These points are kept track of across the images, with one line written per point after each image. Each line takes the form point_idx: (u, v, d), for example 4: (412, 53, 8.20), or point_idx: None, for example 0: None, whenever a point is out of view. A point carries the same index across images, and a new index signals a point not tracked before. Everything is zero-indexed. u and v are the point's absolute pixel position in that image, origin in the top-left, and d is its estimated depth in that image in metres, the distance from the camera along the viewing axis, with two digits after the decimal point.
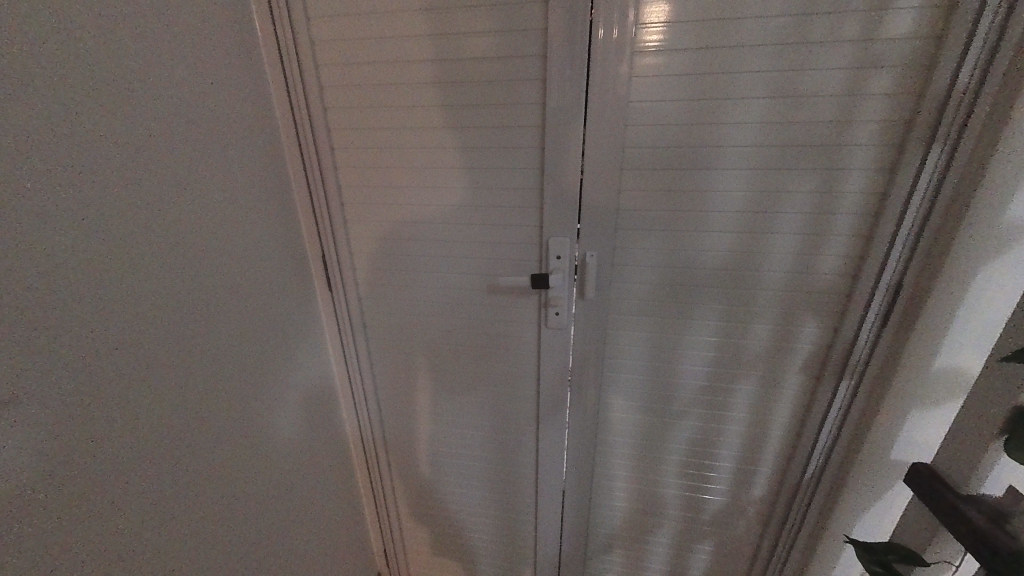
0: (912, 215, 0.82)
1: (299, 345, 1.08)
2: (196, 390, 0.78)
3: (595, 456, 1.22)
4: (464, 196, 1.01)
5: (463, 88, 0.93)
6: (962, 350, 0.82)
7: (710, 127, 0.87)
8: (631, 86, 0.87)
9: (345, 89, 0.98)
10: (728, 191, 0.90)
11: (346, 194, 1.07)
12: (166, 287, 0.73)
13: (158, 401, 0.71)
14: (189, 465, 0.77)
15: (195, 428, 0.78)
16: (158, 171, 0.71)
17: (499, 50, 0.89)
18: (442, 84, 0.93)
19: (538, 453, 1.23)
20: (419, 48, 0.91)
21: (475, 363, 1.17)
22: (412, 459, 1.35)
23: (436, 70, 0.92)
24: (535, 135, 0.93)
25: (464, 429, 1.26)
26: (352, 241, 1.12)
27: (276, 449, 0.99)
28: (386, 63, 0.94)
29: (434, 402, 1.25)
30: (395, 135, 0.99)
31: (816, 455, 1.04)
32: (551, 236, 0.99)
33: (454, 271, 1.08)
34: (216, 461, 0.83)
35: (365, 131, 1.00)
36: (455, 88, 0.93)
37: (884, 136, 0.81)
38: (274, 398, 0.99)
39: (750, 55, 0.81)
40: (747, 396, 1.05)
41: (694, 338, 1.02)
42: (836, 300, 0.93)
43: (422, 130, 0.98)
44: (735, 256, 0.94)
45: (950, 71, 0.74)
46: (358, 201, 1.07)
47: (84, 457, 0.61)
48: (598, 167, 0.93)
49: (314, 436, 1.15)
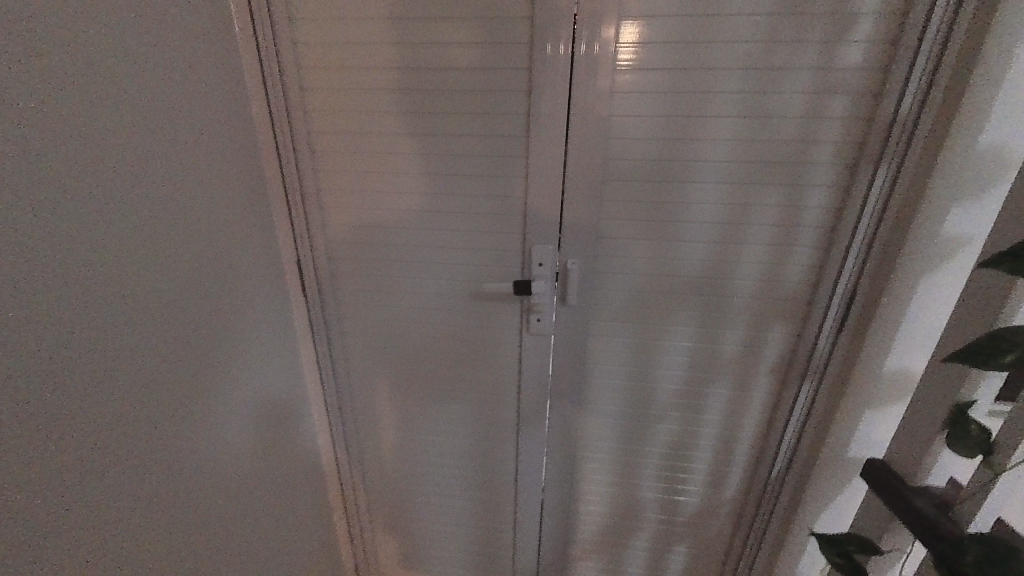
0: (864, 229, 0.90)
1: (273, 353, 1.04)
2: (167, 399, 0.74)
3: (575, 462, 1.23)
4: (448, 202, 1.01)
5: (448, 97, 0.94)
6: (908, 353, 0.89)
7: (685, 143, 0.92)
8: (612, 100, 0.91)
9: (327, 91, 0.96)
10: (703, 203, 0.95)
11: (324, 196, 1.05)
12: (139, 289, 0.68)
13: (127, 412, 0.67)
14: (158, 480, 0.72)
15: (165, 443, 0.73)
16: (134, 168, 0.67)
17: (485, 60, 0.90)
18: (428, 91, 0.94)
19: (518, 460, 1.23)
20: (405, 54, 0.91)
21: (456, 371, 1.16)
22: (388, 469, 1.32)
23: (422, 76, 0.93)
24: (520, 145, 0.95)
25: (443, 437, 1.25)
26: (330, 247, 1.09)
27: (247, 463, 0.94)
28: (369, 67, 0.93)
29: (412, 410, 1.23)
30: (377, 139, 0.99)
31: (783, 454, 1.09)
32: (534, 244, 1.00)
33: (436, 279, 1.08)
34: (187, 476, 0.78)
35: (346, 134, 0.99)
36: (440, 96, 0.94)
37: (839, 157, 0.89)
38: (246, 409, 0.94)
39: (722, 77, 0.87)
40: (719, 399, 1.10)
41: (671, 344, 1.06)
42: (799, 307, 0.99)
43: (406, 136, 0.98)
44: (708, 265, 0.99)
45: (894, 100, 0.82)
46: (336, 205, 1.05)
47: (44, 473, 0.56)
48: (579, 176, 0.96)
49: (286, 448, 1.10)
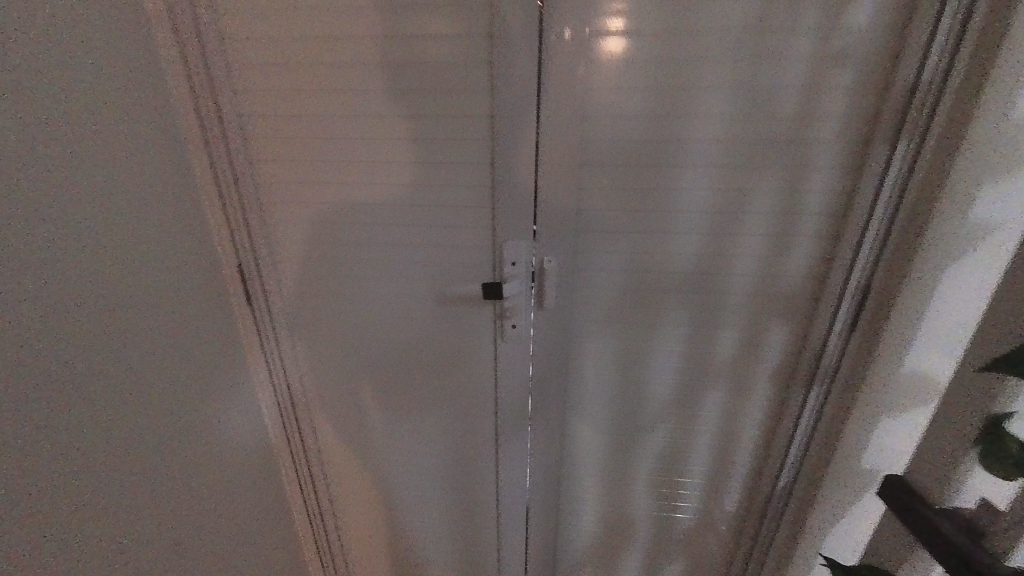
0: (880, 216, 0.78)
1: (221, 374, 0.89)
2: (74, 438, 0.60)
3: (561, 477, 1.13)
4: (406, 194, 0.88)
5: (399, 72, 0.81)
6: (928, 353, 0.79)
7: (674, 120, 0.80)
8: (586, 72, 0.79)
9: (259, 69, 0.83)
10: (695, 190, 0.84)
11: (265, 190, 0.91)
12: (29, 303, 0.55)
13: (8, 461, 0.52)
14: (61, 540, 0.58)
15: (76, 494, 0.60)
16: (20, 151, 0.54)
17: (439, 26, 0.77)
18: (376, 66, 0.81)
19: (499, 483, 1.10)
20: (348, 23, 0.79)
21: (427, 384, 1.04)
22: (354, 501, 1.17)
23: (367, 49, 0.80)
24: (484, 126, 0.82)
25: (415, 462, 1.11)
26: (273, 249, 0.95)
27: (196, 500, 0.81)
28: (304, 39, 0.81)
29: (377, 431, 1.10)
30: (320, 123, 0.86)
31: (788, 465, 0.99)
32: (505, 240, 0.87)
33: (398, 281, 0.95)
34: (106, 527, 0.65)
35: (287, 118, 0.86)
36: (392, 71, 0.81)
37: (847, 133, 0.77)
38: (192, 440, 0.80)
39: (714, 42, 0.75)
40: (716, 407, 0.99)
41: (662, 348, 0.95)
42: (803, 304, 0.89)
43: (353, 119, 0.85)
44: (702, 260, 0.88)
45: (914, 63, 0.71)
46: (278, 201, 0.92)
47: None
48: (554, 161, 0.84)
49: (246, 484, 0.96)
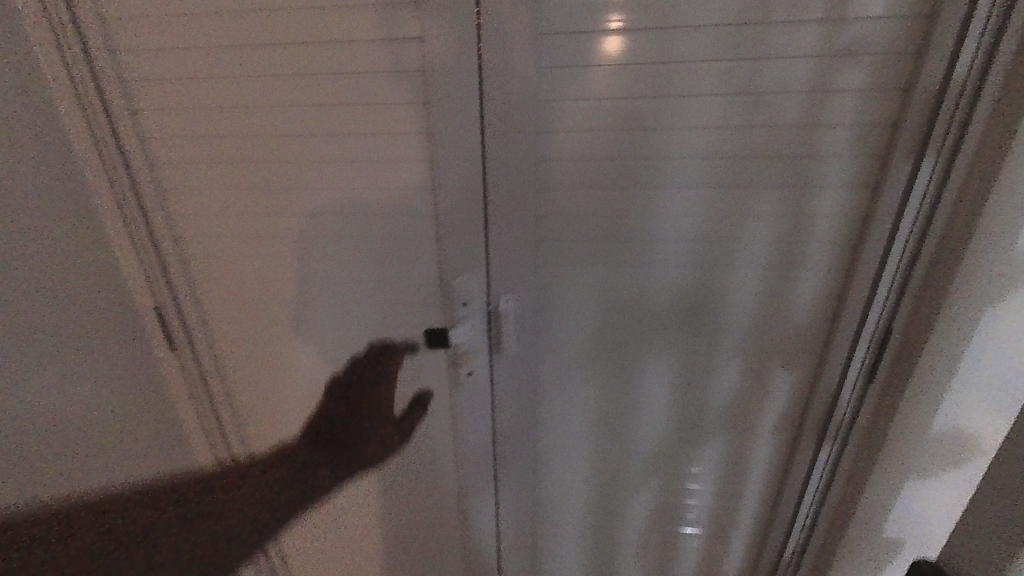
0: (902, 244, 0.65)
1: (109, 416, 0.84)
2: None
3: (535, 539, 0.99)
4: (340, 224, 0.77)
5: (321, 84, 0.70)
6: (967, 409, 0.65)
7: (649, 134, 0.67)
8: (540, 79, 0.66)
9: (179, 85, 0.75)
10: (676, 218, 0.70)
11: (184, 224, 0.81)
12: None
13: None
14: None
15: None
16: None
17: (364, 31, 0.66)
18: (298, 78, 0.70)
19: (464, 554, 0.95)
20: (261, 31, 0.67)
21: (374, 442, 0.90)
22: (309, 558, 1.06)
23: (285, 60, 0.70)
24: (421, 145, 0.70)
25: (368, 523, 0.98)
26: (202, 281, 0.87)
27: None
28: (218, 51, 0.71)
29: (324, 488, 0.97)
30: (245, 143, 0.76)
31: (796, 531, 0.85)
32: (453, 277, 0.74)
33: (336, 326, 0.83)
34: None
35: (206, 137, 0.77)
36: (313, 87, 0.69)
37: (860, 146, 0.64)
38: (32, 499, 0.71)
39: (694, 40, 0.62)
40: (711, 462, 0.85)
41: (645, 398, 0.82)
42: (813, 348, 0.75)
43: (279, 139, 0.74)
44: (689, 296, 0.74)
45: (943, 60, 0.57)
46: (206, 229, 0.83)
47: None
48: (507, 188, 0.70)
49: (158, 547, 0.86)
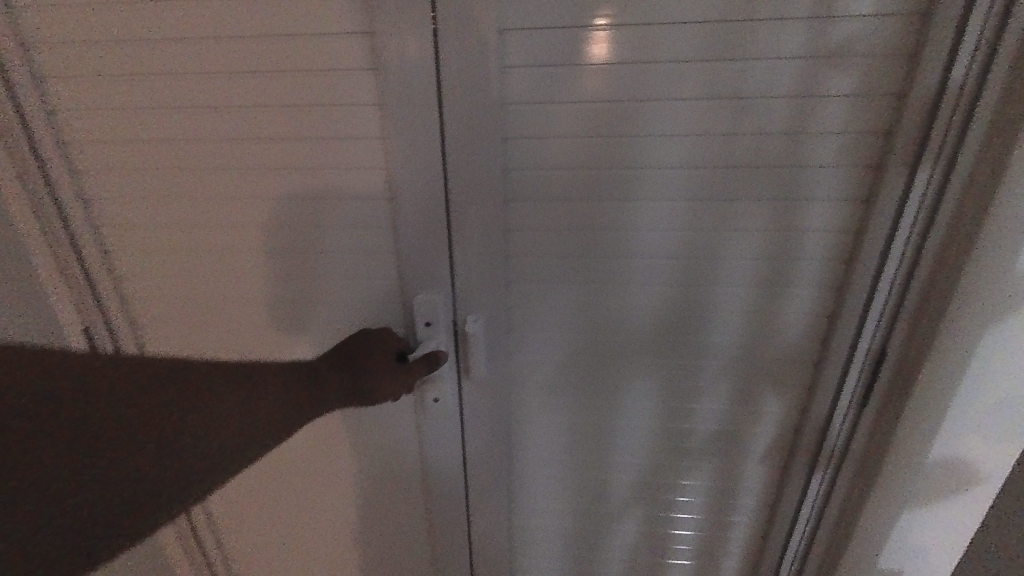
0: (897, 260, 0.60)
1: None
2: None
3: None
4: (289, 239, 0.70)
5: (262, 84, 0.62)
6: (965, 436, 0.60)
7: (625, 142, 0.62)
8: (504, 81, 0.60)
9: (88, 86, 0.65)
10: (656, 232, 0.65)
11: (116, 237, 0.73)
12: None
13: None
14: None
15: None
16: None
17: (307, 26, 0.59)
18: (235, 78, 0.62)
19: None
20: (195, 22, 0.60)
21: (334, 472, 0.83)
22: None
23: (219, 57, 0.62)
24: (377, 153, 0.64)
25: (331, 557, 0.91)
26: (132, 307, 0.77)
27: None
28: (138, 47, 0.63)
29: (281, 521, 0.89)
30: (172, 151, 0.67)
31: (787, 563, 0.80)
32: (416, 295, 0.69)
33: (290, 348, 0.76)
34: None
35: (124, 146, 0.67)
36: (254, 85, 0.62)
37: (850, 156, 0.59)
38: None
39: (672, 41, 0.57)
40: (697, 491, 0.80)
41: (626, 424, 0.76)
42: (803, 371, 0.70)
43: (213, 146, 0.66)
44: (671, 316, 0.69)
45: (939, 64, 0.53)
46: (131, 248, 0.73)
47: None
48: (472, 200, 0.64)
49: None
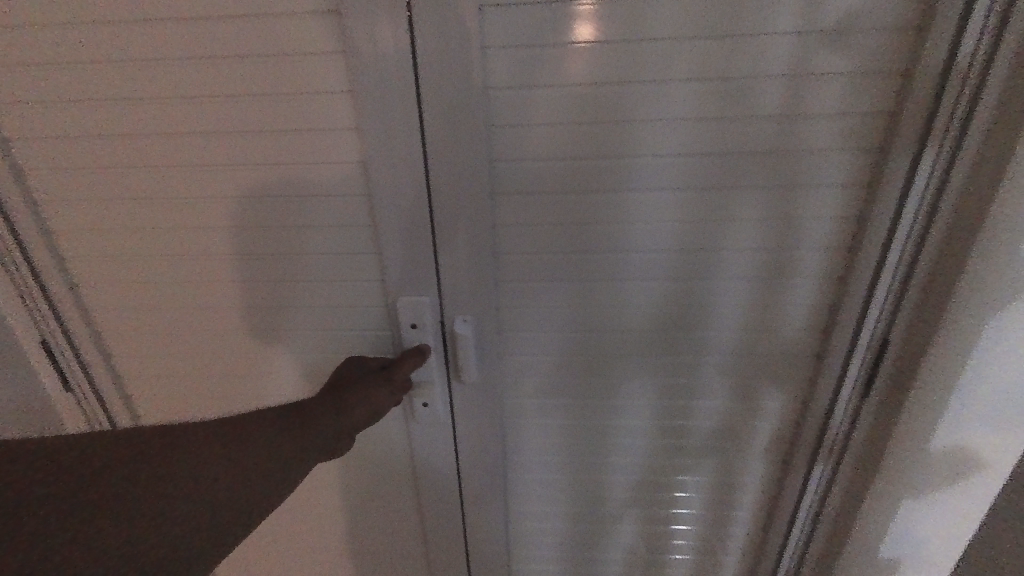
0: (900, 249, 0.58)
1: None
2: None
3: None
4: (262, 241, 0.65)
5: (223, 74, 0.57)
6: (967, 428, 0.58)
7: (617, 130, 0.58)
8: (488, 67, 0.56)
9: (27, 80, 0.59)
10: (651, 224, 0.62)
11: (70, 243, 0.67)
12: None
13: None
14: None
15: None
16: None
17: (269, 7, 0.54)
18: (190, 66, 0.57)
19: None
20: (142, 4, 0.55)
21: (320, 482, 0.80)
22: None
23: (173, 43, 0.56)
24: (353, 147, 0.59)
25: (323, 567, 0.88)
26: (95, 318, 0.72)
27: None
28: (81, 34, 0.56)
29: (270, 533, 0.86)
30: (128, 149, 0.61)
31: (788, 556, 0.79)
32: (400, 297, 0.66)
33: (270, 356, 0.72)
34: None
35: (74, 144, 0.62)
36: (213, 73, 0.57)
37: (852, 141, 0.57)
38: None
39: (664, 21, 0.53)
40: (696, 488, 0.78)
41: (622, 423, 0.74)
42: (803, 363, 0.68)
43: (172, 142, 0.61)
44: (667, 311, 0.66)
45: (945, 40, 0.50)
46: (89, 255, 0.68)
47: None
48: (456, 194, 0.60)
49: None
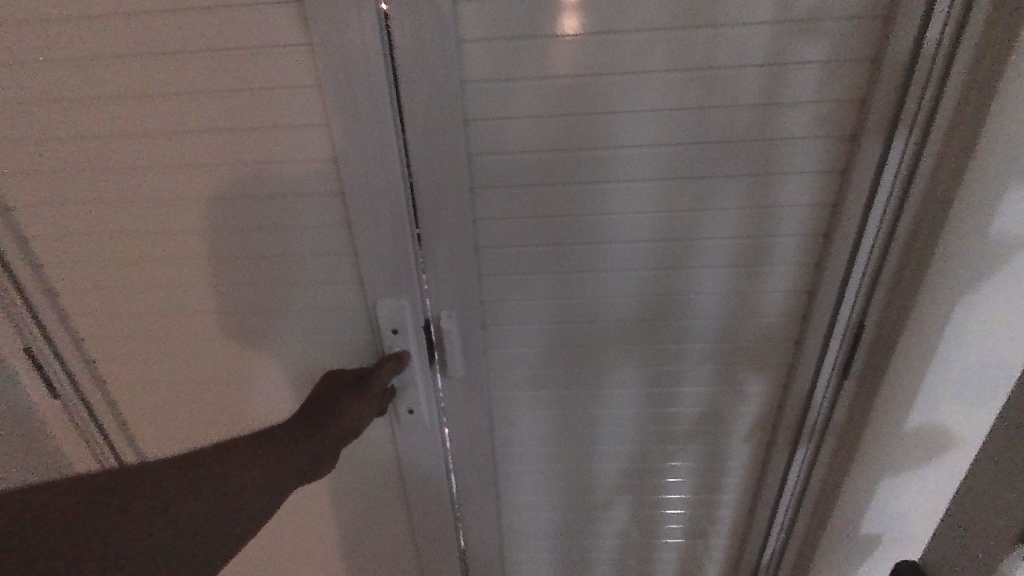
0: (874, 233, 0.59)
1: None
2: None
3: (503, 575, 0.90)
4: (238, 240, 0.64)
5: (192, 71, 0.56)
6: (941, 405, 0.59)
7: (595, 122, 0.58)
8: (465, 61, 0.56)
9: None
10: (632, 214, 0.62)
11: (43, 248, 0.66)
12: None
13: None
14: None
15: None
16: None
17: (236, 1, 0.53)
18: (158, 64, 0.56)
19: None
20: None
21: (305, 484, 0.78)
22: None
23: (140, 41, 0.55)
24: (326, 143, 0.59)
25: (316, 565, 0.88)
26: (71, 323, 0.71)
27: None
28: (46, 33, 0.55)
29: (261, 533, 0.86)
30: (97, 150, 0.60)
31: (775, 535, 0.81)
32: (381, 299, 0.65)
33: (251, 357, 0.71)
34: None
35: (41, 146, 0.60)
36: (182, 70, 0.56)
37: (824, 129, 0.58)
38: None
39: (638, 11, 0.54)
40: (684, 473, 0.79)
41: (609, 411, 0.75)
42: (783, 348, 0.69)
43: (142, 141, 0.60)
44: (650, 301, 0.67)
45: (912, 27, 0.51)
46: (62, 259, 0.67)
47: None
48: (436, 189, 0.60)
49: None
